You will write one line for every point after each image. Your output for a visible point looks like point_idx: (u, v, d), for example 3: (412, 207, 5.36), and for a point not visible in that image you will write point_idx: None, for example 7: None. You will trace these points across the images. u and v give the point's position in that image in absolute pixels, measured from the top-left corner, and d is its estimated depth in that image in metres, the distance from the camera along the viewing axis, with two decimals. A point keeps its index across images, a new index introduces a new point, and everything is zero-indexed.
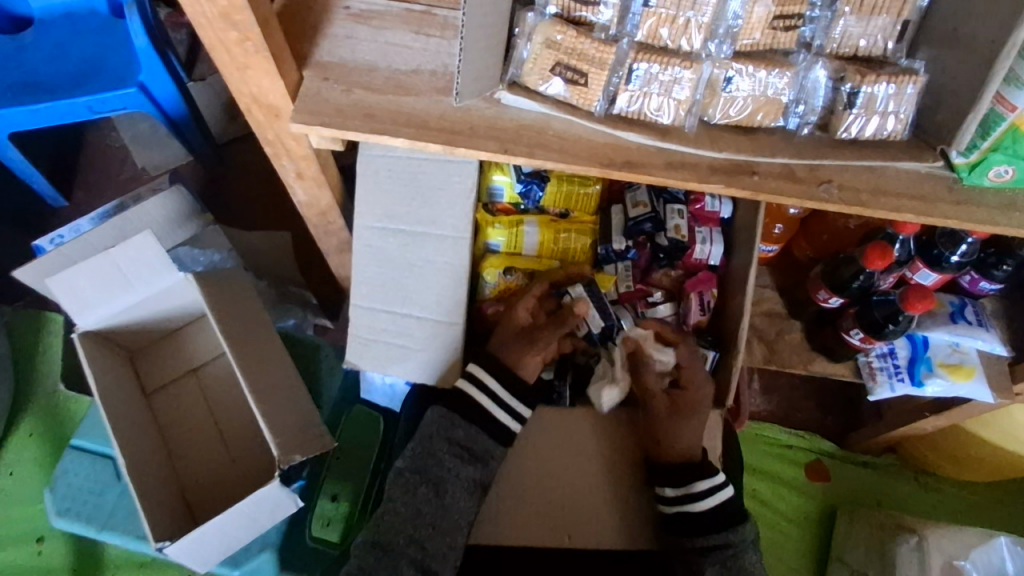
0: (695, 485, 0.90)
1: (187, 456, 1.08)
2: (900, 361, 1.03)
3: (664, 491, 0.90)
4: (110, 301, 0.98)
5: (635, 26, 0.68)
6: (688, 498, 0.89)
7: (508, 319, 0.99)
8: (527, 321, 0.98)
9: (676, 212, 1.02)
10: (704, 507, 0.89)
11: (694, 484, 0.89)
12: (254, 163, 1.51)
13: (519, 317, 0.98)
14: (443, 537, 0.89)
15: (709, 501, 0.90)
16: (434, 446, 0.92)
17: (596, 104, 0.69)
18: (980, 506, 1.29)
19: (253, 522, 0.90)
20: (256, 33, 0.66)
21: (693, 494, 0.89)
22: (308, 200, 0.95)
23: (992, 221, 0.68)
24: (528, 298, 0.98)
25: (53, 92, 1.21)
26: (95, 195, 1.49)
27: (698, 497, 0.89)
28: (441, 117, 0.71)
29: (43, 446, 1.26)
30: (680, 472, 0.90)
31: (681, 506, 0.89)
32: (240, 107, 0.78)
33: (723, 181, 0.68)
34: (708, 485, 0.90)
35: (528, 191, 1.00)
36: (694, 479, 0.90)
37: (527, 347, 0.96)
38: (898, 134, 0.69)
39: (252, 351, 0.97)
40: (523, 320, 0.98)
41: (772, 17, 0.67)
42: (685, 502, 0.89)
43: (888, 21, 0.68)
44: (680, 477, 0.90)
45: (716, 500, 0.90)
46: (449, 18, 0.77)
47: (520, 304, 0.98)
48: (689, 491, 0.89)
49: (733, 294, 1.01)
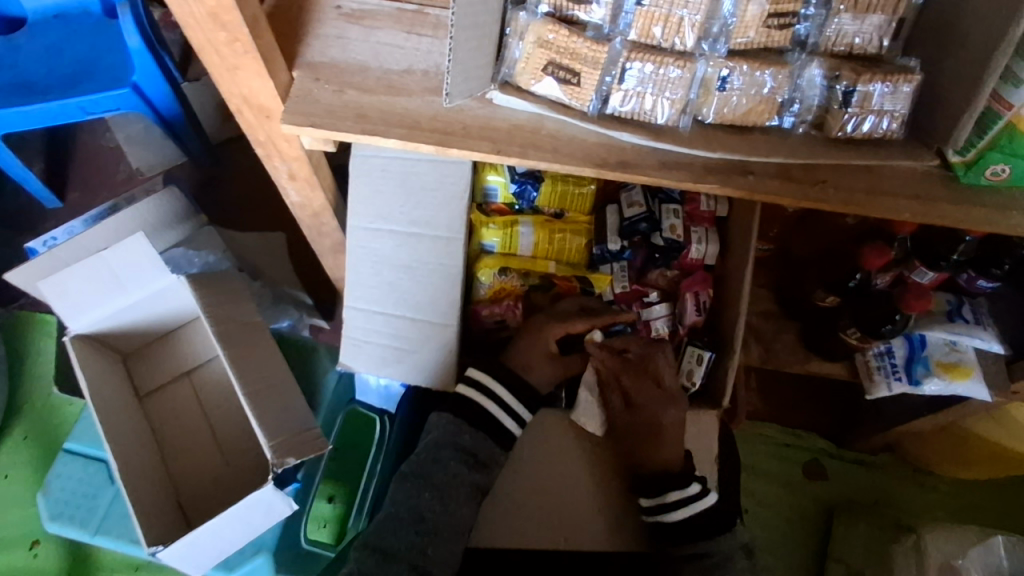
0: (669, 494, 0.90)
1: (182, 459, 1.07)
2: (896, 360, 1.02)
3: (642, 501, 0.92)
4: (100, 302, 0.97)
5: (627, 24, 0.66)
6: (663, 507, 0.90)
7: (537, 346, 0.98)
8: (554, 349, 0.99)
9: (672, 212, 1.01)
10: (676, 517, 0.90)
11: (667, 494, 0.89)
12: (249, 162, 1.50)
13: (546, 345, 0.98)
14: (445, 542, 0.88)
15: (682, 510, 0.89)
16: (441, 451, 0.91)
17: (589, 103, 0.69)
18: (977, 504, 1.29)
19: (247, 525, 0.89)
20: (245, 33, 0.65)
21: (665, 505, 0.90)
22: (301, 200, 0.94)
23: (988, 220, 0.67)
24: (559, 328, 0.97)
25: (46, 94, 1.20)
26: (88, 196, 1.48)
27: (670, 508, 0.89)
28: (433, 117, 0.70)
29: (35, 450, 1.25)
30: (653, 482, 0.91)
31: (658, 516, 0.91)
32: (231, 108, 0.77)
33: (717, 182, 0.68)
34: (683, 495, 0.90)
35: (522, 191, 0.99)
36: (667, 489, 0.90)
37: (537, 366, 0.98)
38: (893, 132, 0.69)
39: (246, 353, 0.96)
40: (552, 349, 0.99)
41: (766, 15, 0.66)
42: (660, 512, 0.90)
43: (883, 18, 0.67)
44: (653, 487, 0.90)
45: (688, 511, 0.90)
46: (440, 16, 0.76)
47: (550, 335, 0.98)
48: (663, 501, 0.90)
49: (730, 294, 1.00)
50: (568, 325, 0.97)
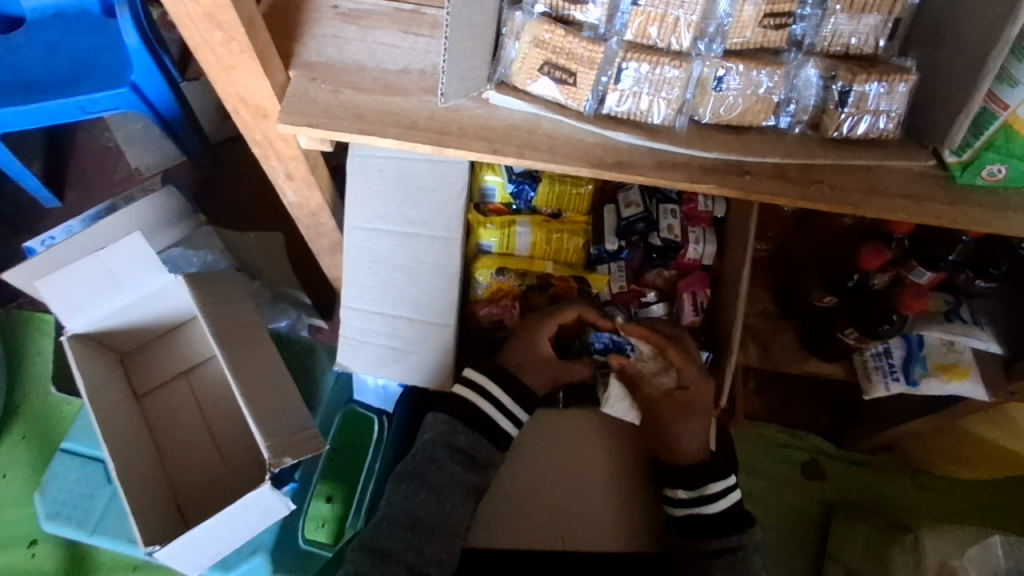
0: (710, 485, 0.91)
1: (180, 459, 1.07)
2: (895, 360, 1.02)
3: (677, 493, 0.91)
4: (97, 301, 0.97)
5: (623, 24, 0.66)
6: (703, 499, 0.90)
7: (530, 349, 0.96)
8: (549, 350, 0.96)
9: (669, 212, 1.02)
10: (715, 509, 0.90)
11: (710, 485, 0.90)
12: (248, 162, 1.50)
13: (540, 346, 0.96)
14: (442, 543, 0.88)
15: (721, 502, 0.91)
16: (437, 451, 0.91)
17: (586, 103, 0.69)
18: (976, 505, 1.29)
19: (244, 525, 0.89)
20: (241, 33, 0.65)
21: (708, 496, 0.90)
22: (299, 200, 0.94)
23: (984, 221, 0.67)
24: (551, 325, 0.96)
25: (43, 94, 1.20)
26: (87, 196, 1.48)
27: (712, 499, 0.90)
28: (430, 117, 0.70)
29: (33, 450, 1.25)
30: (691, 473, 0.91)
31: (692, 509, 0.91)
32: (227, 108, 0.77)
33: (713, 182, 0.68)
34: (724, 486, 0.91)
35: (520, 191, 0.98)
36: (710, 480, 0.91)
37: (533, 368, 0.97)
38: (889, 132, 0.69)
39: (244, 353, 0.96)
40: (548, 350, 0.96)
41: (762, 15, 0.65)
42: (699, 504, 0.90)
43: (879, 18, 0.67)
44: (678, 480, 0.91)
45: (727, 502, 0.91)
46: (438, 16, 0.76)
47: (543, 334, 0.96)
48: (704, 492, 0.90)
49: (728, 294, 1.00)
50: (557, 316, 0.96)
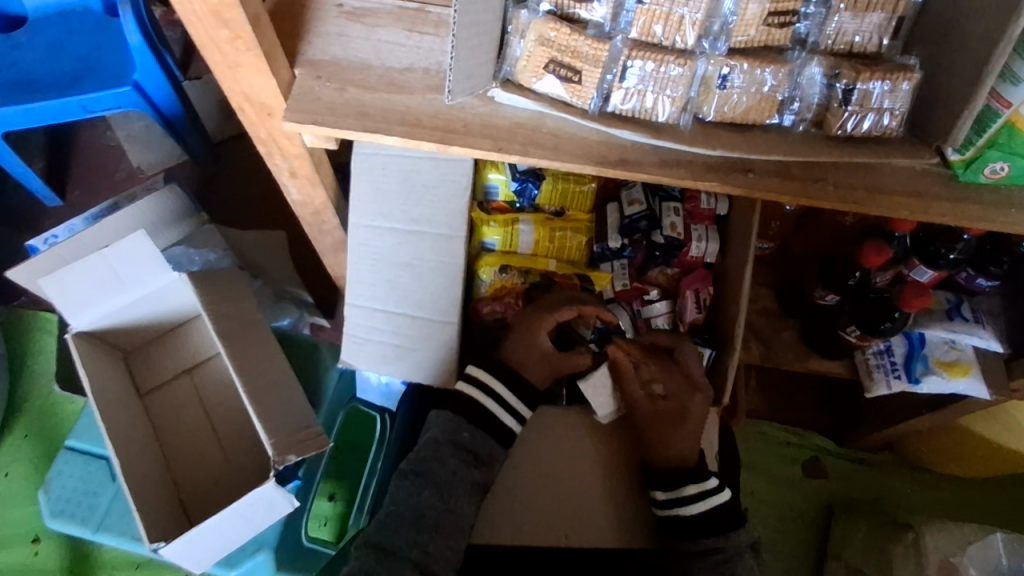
0: (686, 488, 0.90)
1: (183, 457, 1.08)
2: (896, 358, 1.03)
3: (655, 495, 0.91)
4: (101, 299, 0.97)
5: (628, 23, 0.66)
6: (681, 501, 0.89)
7: (530, 344, 0.99)
8: (547, 344, 0.98)
9: (672, 210, 1.02)
10: (692, 511, 0.90)
11: (685, 488, 0.90)
12: (250, 160, 1.50)
13: (539, 341, 0.98)
14: (446, 540, 0.88)
15: (699, 505, 0.90)
16: (440, 449, 0.92)
17: (591, 101, 0.69)
18: (976, 503, 1.29)
19: (247, 523, 0.90)
20: (247, 31, 0.66)
21: (683, 498, 0.90)
22: (302, 198, 0.94)
23: (987, 218, 0.67)
24: (548, 321, 0.98)
25: (46, 93, 1.20)
26: (89, 194, 1.48)
27: (688, 501, 0.89)
28: (434, 115, 0.71)
29: (35, 448, 1.25)
30: (671, 474, 0.91)
31: (671, 510, 0.90)
32: (233, 106, 0.77)
33: (717, 180, 0.68)
34: (699, 489, 0.90)
35: (523, 189, 0.99)
36: (684, 482, 0.90)
37: (532, 362, 0.99)
38: (892, 130, 0.69)
39: (248, 351, 0.96)
40: (545, 344, 0.98)
41: (766, 14, 0.66)
42: (676, 506, 0.90)
43: (883, 17, 0.68)
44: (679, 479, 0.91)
45: (705, 505, 0.90)
46: (442, 15, 0.76)
47: (541, 330, 0.98)
48: (681, 495, 0.90)
49: (730, 292, 1.00)
50: (555, 313, 0.97)
